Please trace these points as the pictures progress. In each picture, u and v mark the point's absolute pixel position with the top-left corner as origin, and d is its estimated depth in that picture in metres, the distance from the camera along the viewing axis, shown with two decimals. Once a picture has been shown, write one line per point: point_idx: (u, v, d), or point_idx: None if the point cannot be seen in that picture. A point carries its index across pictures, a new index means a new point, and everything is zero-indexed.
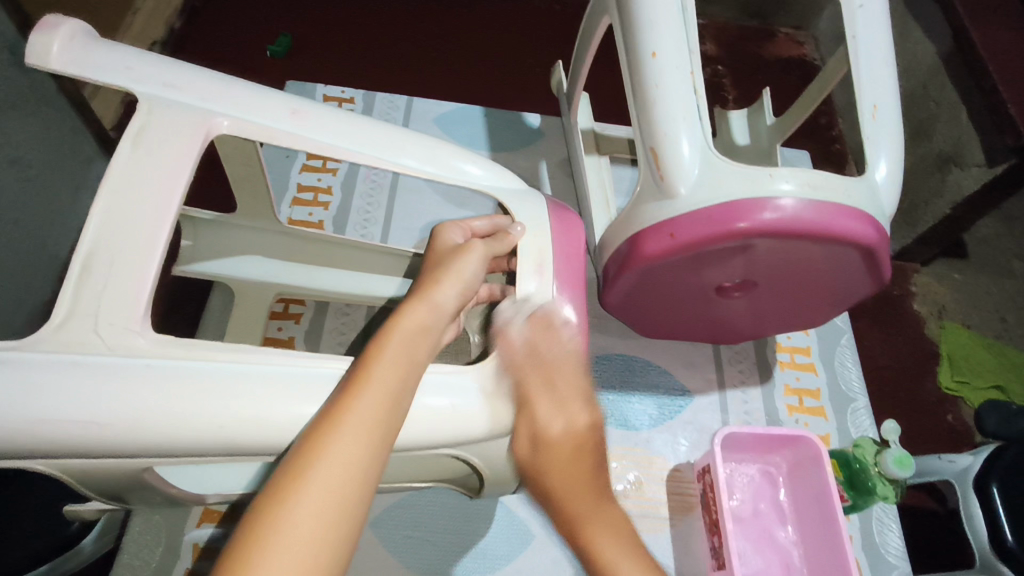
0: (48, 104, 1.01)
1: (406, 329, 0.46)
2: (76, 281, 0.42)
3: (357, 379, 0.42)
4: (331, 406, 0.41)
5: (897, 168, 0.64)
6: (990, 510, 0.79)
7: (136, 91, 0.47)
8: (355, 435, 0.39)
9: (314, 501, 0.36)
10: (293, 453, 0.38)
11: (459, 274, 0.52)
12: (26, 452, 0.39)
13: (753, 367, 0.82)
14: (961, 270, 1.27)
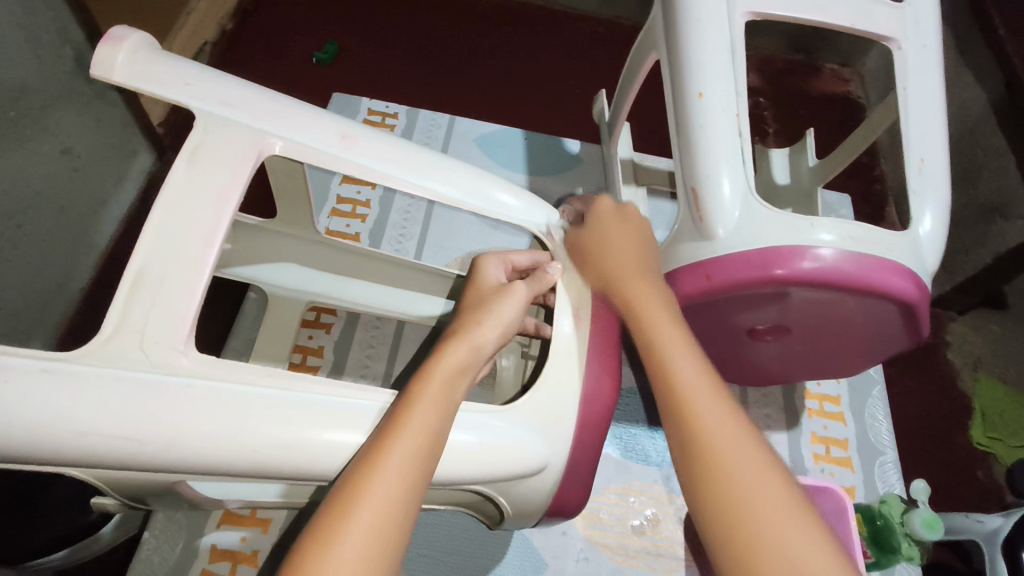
0: (102, 100, 1.05)
1: (446, 367, 0.47)
2: (127, 296, 0.43)
3: (397, 416, 0.43)
4: (372, 445, 0.42)
5: (943, 223, 0.63)
6: None
7: (193, 106, 0.48)
8: (397, 475, 0.40)
9: (359, 540, 0.38)
10: (338, 491, 0.40)
11: (501, 313, 0.52)
12: (65, 452, 0.41)
13: (780, 413, 0.81)
14: (1002, 323, 1.23)
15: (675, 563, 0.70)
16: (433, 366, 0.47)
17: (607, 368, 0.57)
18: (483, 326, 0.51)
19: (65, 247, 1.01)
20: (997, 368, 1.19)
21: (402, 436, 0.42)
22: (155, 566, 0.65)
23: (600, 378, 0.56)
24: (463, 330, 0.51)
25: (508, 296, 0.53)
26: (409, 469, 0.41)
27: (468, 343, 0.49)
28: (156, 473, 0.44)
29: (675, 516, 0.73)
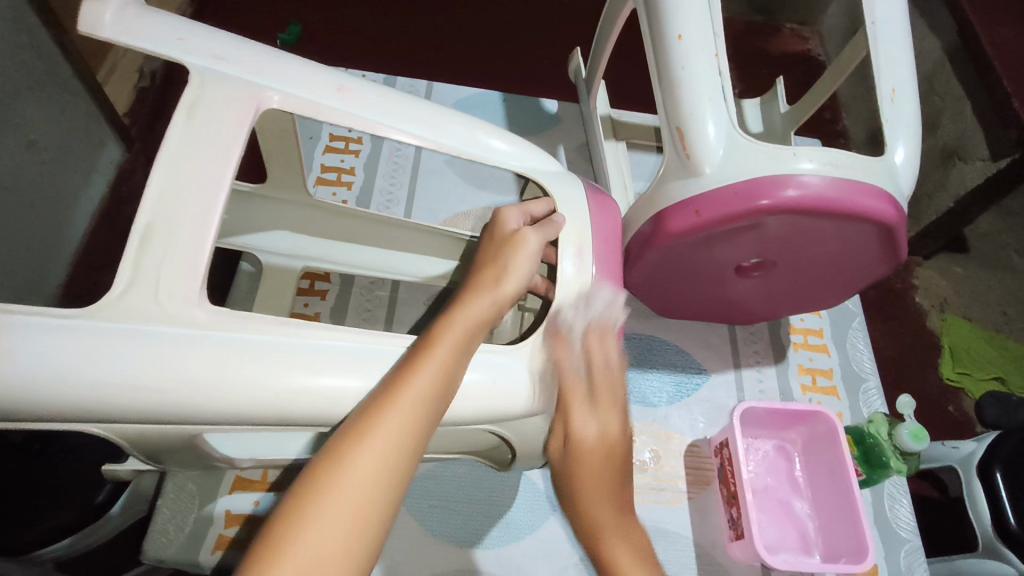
0: (67, 88, 1.03)
1: (466, 318, 0.48)
2: (136, 252, 0.42)
3: (420, 350, 0.45)
4: (395, 374, 0.43)
5: (915, 151, 0.66)
6: (993, 492, 0.84)
7: (187, 63, 0.48)
8: (417, 405, 0.42)
9: (370, 465, 0.38)
10: (358, 417, 0.41)
11: (516, 267, 0.53)
12: (83, 413, 0.40)
13: (768, 348, 0.84)
14: (965, 264, 1.29)
15: (679, 496, 0.73)
16: (457, 314, 0.48)
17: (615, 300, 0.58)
18: (505, 280, 0.52)
19: (40, 239, 0.99)
20: (962, 307, 1.25)
21: (420, 372, 0.43)
22: (171, 535, 0.65)
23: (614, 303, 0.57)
24: (483, 280, 0.52)
25: (527, 248, 0.54)
26: (426, 403, 0.42)
27: (492, 296, 0.50)
28: (176, 428, 0.44)
29: (676, 452, 0.75)
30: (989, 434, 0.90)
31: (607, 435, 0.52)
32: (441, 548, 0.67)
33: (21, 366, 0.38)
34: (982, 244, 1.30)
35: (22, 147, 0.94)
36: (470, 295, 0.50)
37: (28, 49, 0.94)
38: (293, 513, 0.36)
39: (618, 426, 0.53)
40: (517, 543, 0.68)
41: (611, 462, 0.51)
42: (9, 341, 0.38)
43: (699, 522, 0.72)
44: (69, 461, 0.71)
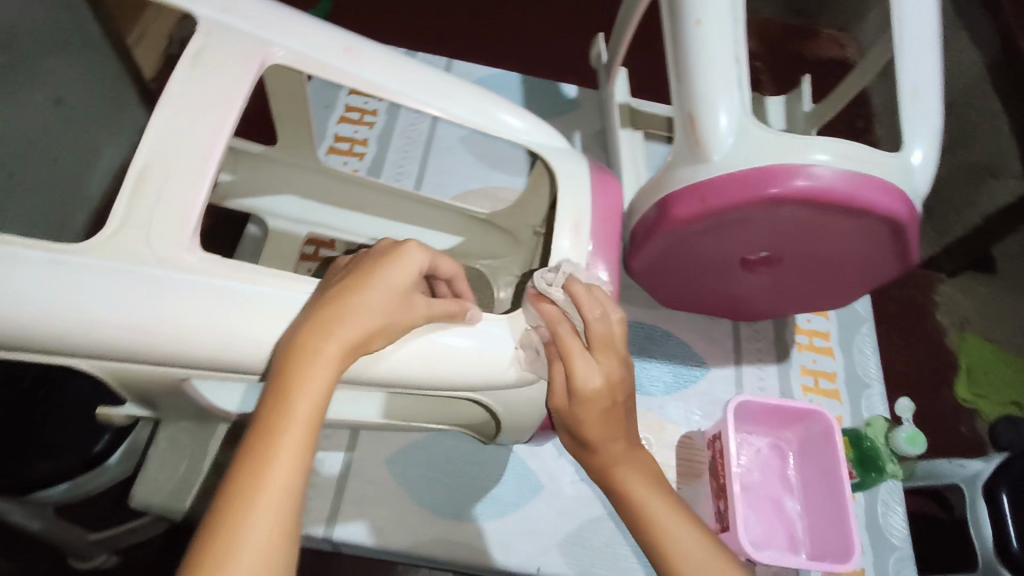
0: None
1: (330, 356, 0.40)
2: (131, 192, 0.43)
3: (282, 386, 0.39)
4: (253, 437, 0.38)
5: (934, 151, 0.64)
6: (998, 514, 0.83)
7: (197, 13, 0.48)
8: (290, 461, 0.37)
9: (269, 508, 0.35)
10: (241, 461, 0.37)
11: (385, 291, 0.43)
12: (73, 347, 0.41)
13: (771, 346, 0.83)
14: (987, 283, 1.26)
15: (667, 486, 0.73)
16: (319, 344, 0.40)
17: (611, 273, 0.56)
18: (378, 304, 0.42)
19: None
20: (982, 328, 1.22)
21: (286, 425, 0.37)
22: (161, 483, 0.66)
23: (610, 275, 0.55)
24: (345, 302, 0.42)
25: (408, 264, 0.44)
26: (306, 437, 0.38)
27: (363, 322, 0.41)
28: (164, 367, 0.45)
29: (669, 442, 0.75)
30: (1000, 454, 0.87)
31: (612, 386, 0.48)
32: (424, 518, 0.67)
33: (12, 293, 0.39)
34: None
35: None
36: (329, 323, 0.41)
37: None
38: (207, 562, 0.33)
39: (619, 372, 0.49)
40: (502, 519, 0.68)
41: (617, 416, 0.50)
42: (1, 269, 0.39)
43: None
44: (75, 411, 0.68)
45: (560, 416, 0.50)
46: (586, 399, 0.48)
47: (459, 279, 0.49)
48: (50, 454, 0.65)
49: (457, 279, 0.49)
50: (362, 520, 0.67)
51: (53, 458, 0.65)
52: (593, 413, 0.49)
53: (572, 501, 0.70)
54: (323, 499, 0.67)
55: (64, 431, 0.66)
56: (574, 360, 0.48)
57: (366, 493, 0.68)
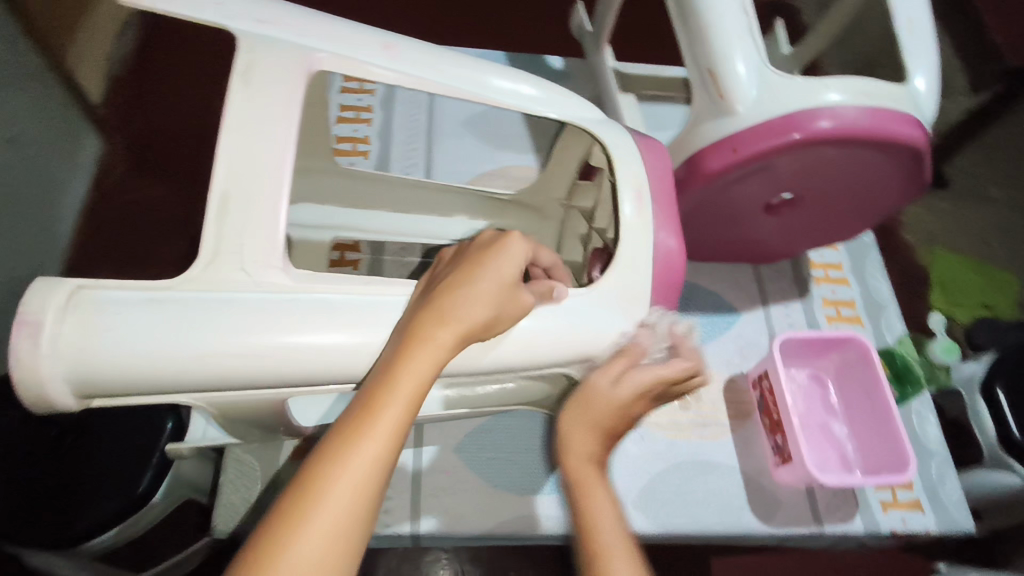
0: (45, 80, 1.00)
1: (433, 343, 0.42)
2: (216, 219, 0.43)
3: (389, 369, 0.40)
4: (350, 415, 0.39)
5: (936, 76, 0.67)
6: (998, 410, 0.88)
7: (233, 28, 0.48)
8: (381, 444, 0.38)
9: (362, 467, 0.37)
10: (342, 424, 0.39)
11: (493, 278, 0.45)
12: (181, 383, 0.41)
13: (792, 284, 0.87)
14: (945, 198, 1.35)
15: (722, 430, 0.75)
16: (436, 325, 0.42)
17: (674, 235, 0.56)
18: (494, 286, 0.45)
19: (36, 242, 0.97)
20: (947, 240, 1.31)
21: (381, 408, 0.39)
22: (236, 506, 0.67)
23: (674, 237, 0.56)
24: (460, 285, 0.45)
25: (515, 255, 0.47)
26: (408, 412, 0.40)
27: (480, 304, 0.44)
28: (265, 392, 0.45)
29: (715, 389, 0.78)
30: (988, 354, 0.95)
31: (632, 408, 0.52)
32: (502, 499, 0.69)
33: (116, 339, 0.39)
34: (960, 177, 1.38)
35: None
36: (446, 304, 0.43)
37: None
38: (296, 505, 0.35)
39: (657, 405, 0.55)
40: (577, 486, 0.70)
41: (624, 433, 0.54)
42: (103, 314, 0.39)
43: (744, 452, 0.74)
44: (109, 450, 0.69)
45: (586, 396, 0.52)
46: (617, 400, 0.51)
47: (557, 270, 0.55)
48: (95, 500, 0.66)
49: (555, 267, 0.54)
50: (443, 509, 0.68)
51: (102, 503, 0.66)
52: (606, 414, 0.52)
53: (638, 459, 0.73)
54: (401, 497, 0.68)
55: (105, 477, 0.68)
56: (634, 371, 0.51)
57: (442, 484, 0.69)
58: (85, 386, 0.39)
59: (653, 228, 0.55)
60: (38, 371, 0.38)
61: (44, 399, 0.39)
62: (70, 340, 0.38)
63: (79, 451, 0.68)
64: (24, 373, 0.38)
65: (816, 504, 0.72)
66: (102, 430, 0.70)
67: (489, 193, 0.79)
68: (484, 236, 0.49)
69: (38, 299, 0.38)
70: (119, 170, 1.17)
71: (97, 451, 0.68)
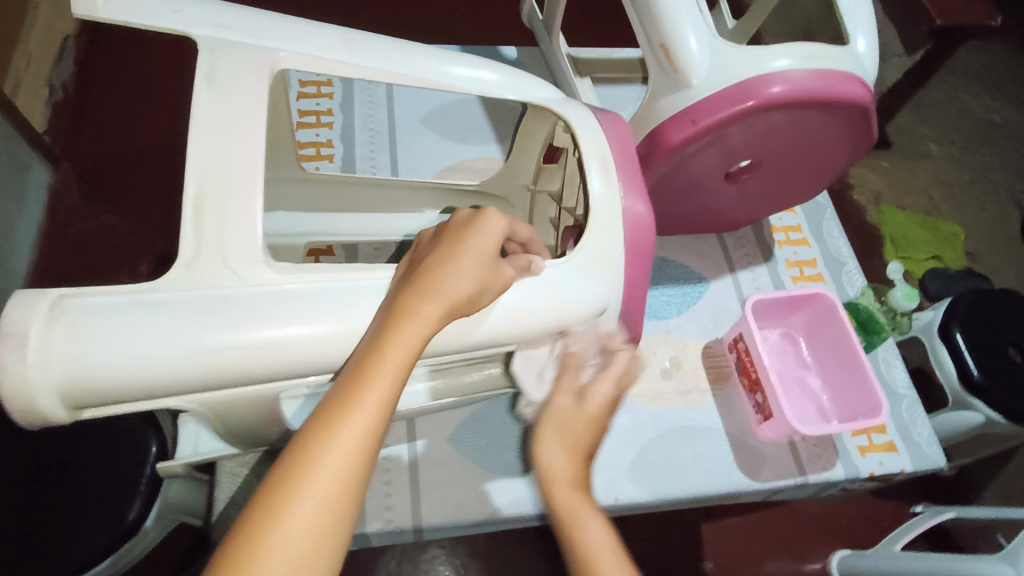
0: None
1: (417, 318, 0.42)
2: (193, 221, 0.43)
3: (376, 342, 0.40)
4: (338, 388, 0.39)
5: (875, 38, 0.70)
6: (955, 349, 0.93)
7: (192, 34, 0.48)
8: (372, 416, 0.38)
9: (351, 441, 0.36)
10: (330, 397, 0.39)
11: (471, 254, 0.46)
12: (173, 394, 0.41)
13: (756, 249, 0.90)
14: (890, 158, 1.42)
15: (704, 394, 0.78)
16: (423, 297, 0.43)
17: (645, 211, 0.58)
18: (475, 259, 0.46)
19: None
20: (894, 198, 1.37)
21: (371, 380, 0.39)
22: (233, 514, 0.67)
23: (646, 211, 0.58)
24: (442, 260, 0.45)
25: (489, 232, 0.48)
26: (397, 380, 0.40)
27: (464, 278, 0.45)
28: (257, 389, 0.45)
29: (693, 355, 0.81)
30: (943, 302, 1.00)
31: (598, 413, 0.55)
32: (498, 482, 0.70)
33: (108, 345, 0.38)
34: (902, 136, 1.45)
35: None
36: (430, 279, 0.44)
37: None
38: (282, 483, 0.35)
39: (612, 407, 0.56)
40: None
41: (596, 446, 0.55)
42: (86, 321, 0.39)
43: (726, 413, 0.77)
44: (94, 479, 0.68)
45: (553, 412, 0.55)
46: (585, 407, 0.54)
47: (533, 246, 0.55)
48: (85, 532, 0.65)
49: (532, 242, 0.55)
50: (441, 499, 0.69)
51: (93, 535, 0.65)
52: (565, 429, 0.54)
53: (626, 431, 0.75)
54: (399, 493, 0.69)
55: (89, 506, 0.67)
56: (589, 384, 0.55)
57: (438, 476, 0.70)
58: (78, 396, 0.39)
59: (623, 200, 0.57)
60: (27, 387, 0.37)
61: (35, 412, 0.38)
62: (60, 350, 0.38)
63: (63, 483, 0.67)
64: (11, 387, 0.37)
65: (799, 455, 0.75)
66: (84, 462, 0.68)
67: (456, 184, 0.80)
68: (459, 215, 0.50)
69: (22, 310, 0.38)
70: (70, 198, 1.13)
71: (81, 483, 0.67)
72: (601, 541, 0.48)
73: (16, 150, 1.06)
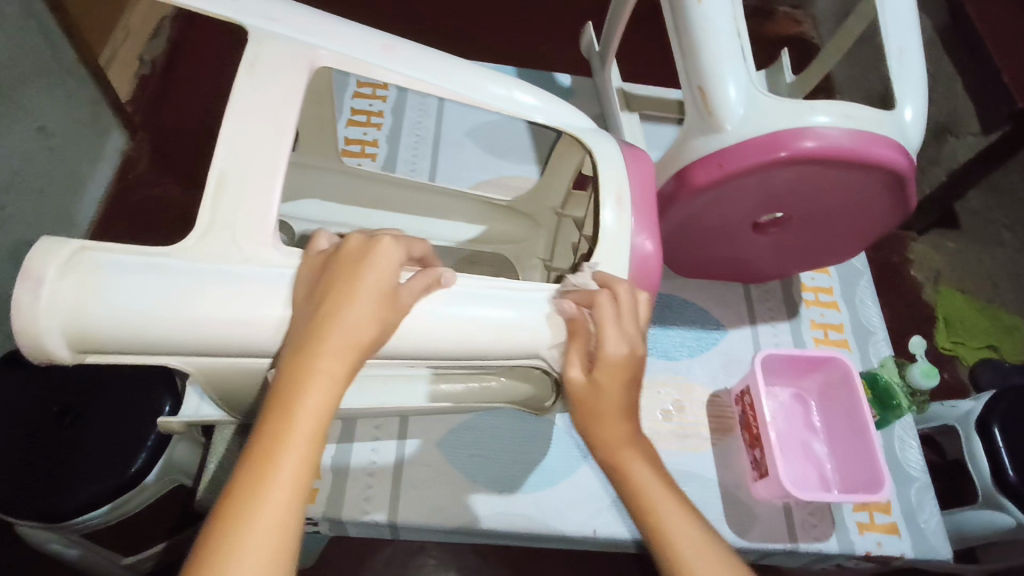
0: (70, 75, 1.06)
1: (321, 371, 0.41)
2: (213, 196, 0.46)
3: (284, 403, 0.40)
4: (250, 456, 0.39)
5: (923, 108, 0.69)
6: (991, 447, 0.88)
7: (245, 23, 0.51)
8: (291, 477, 0.38)
9: (275, 513, 0.37)
10: (246, 467, 0.39)
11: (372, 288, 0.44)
12: (164, 347, 0.43)
13: (781, 304, 0.88)
14: (954, 239, 1.36)
15: (703, 442, 0.76)
16: (320, 349, 0.42)
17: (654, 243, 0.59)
18: (375, 306, 0.44)
19: (47, 225, 1.04)
20: (954, 279, 1.32)
21: (285, 444, 0.39)
22: (222, 486, 0.68)
23: (654, 244, 0.58)
24: (339, 311, 0.43)
25: (390, 260, 0.46)
26: (314, 445, 0.40)
27: (363, 324, 0.43)
28: (250, 361, 0.47)
29: (698, 401, 0.79)
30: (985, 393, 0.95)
31: (632, 356, 0.52)
32: (481, 495, 0.70)
33: (111, 301, 0.41)
34: (970, 218, 1.39)
35: (31, 133, 0.99)
36: (324, 322, 0.42)
37: (41, 46, 0.98)
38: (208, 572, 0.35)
39: (639, 350, 0.53)
40: (554, 487, 0.72)
41: (632, 394, 0.53)
42: (104, 276, 0.42)
43: (722, 465, 0.75)
44: (107, 427, 0.72)
45: (574, 388, 0.52)
46: (607, 363, 0.51)
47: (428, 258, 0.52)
48: (86, 478, 0.68)
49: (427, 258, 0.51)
50: (422, 501, 0.70)
51: (94, 481, 0.68)
52: (606, 385, 0.52)
53: None
54: (382, 489, 0.70)
55: (98, 452, 0.70)
56: (602, 330, 0.51)
57: (424, 478, 0.71)
58: (82, 341, 0.42)
59: (632, 236, 0.57)
60: (36, 323, 0.40)
61: (42, 350, 0.41)
62: (68, 295, 0.41)
63: (82, 425, 0.71)
64: (24, 322, 0.40)
65: (792, 521, 0.72)
66: (98, 410, 0.72)
67: (487, 197, 0.82)
68: (350, 241, 0.46)
69: (41, 257, 0.41)
70: (141, 165, 1.21)
71: (94, 429, 0.71)
72: (653, 480, 0.51)
73: (99, 116, 1.15)
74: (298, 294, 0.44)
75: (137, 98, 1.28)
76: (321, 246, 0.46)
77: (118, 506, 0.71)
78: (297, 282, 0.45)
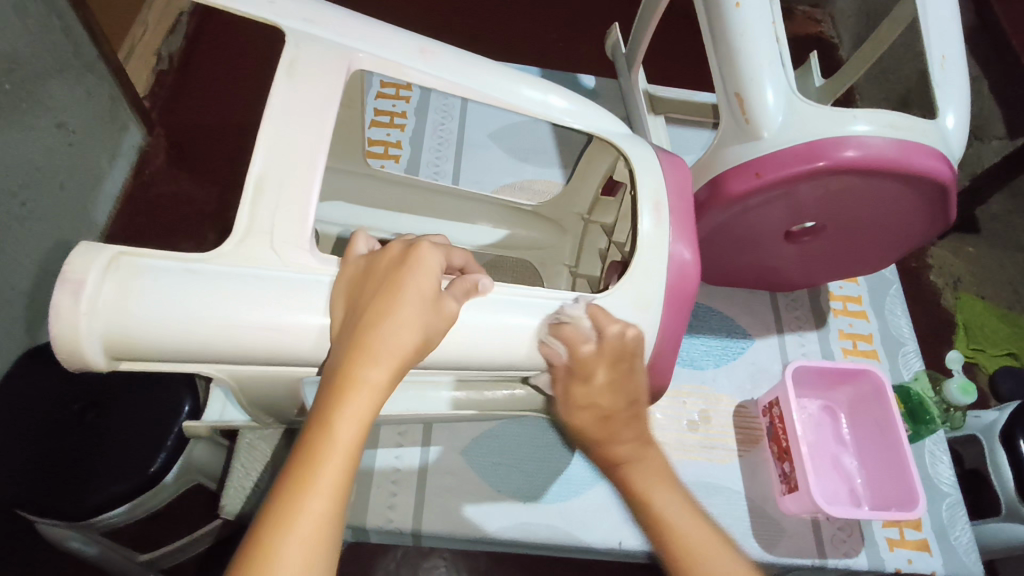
0: (90, 71, 1.05)
1: (363, 378, 0.40)
2: (251, 201, 0.45)
3: (325, 410, 0.39)
4: (289, 464, 0.38)
5: (964, 116, 0.67)
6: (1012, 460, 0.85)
7: (283, 26, 0.50)
8: (330, 487, 0.37)
9: (310, 523, 0.36)
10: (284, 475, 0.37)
11: (417, 293, 0.43)
12: (201, 353, 0.43)
13: (809, 314, 0.86)
14: (975, 244, 1.33)
15: (730, 454, 0.75)
16: (365, 354, 0.41)
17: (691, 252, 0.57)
18: (417, 308, 0.43)
19: (67, 222, 1.03)
20: (975, 286, 1.29)
21: (324, 453, 0.38)
22: (245, 491, 0.68)
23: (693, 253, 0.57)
24: (382, 314, 0.42)
25: (432, 265, 0.45)
26: (354, 449, 0.39)
27: (407, 328, 0.42)
28: (284, 368, 0.46)
29: (725, 412, 0.78)
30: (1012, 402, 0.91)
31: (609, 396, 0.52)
32: (505, 503, 0.70)
33: (151, 306, 0.41)
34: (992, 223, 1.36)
35: (51, 129, 0.98)
36: (369, 328, 0.41)
37: (61, 40, 0.97)
38: None
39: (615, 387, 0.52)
40: (579, 497, 0.71)
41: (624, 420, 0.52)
42: (140, 282, 0.41)
43: (750, 478, 0.74)
44: (128, 427, 0.71)
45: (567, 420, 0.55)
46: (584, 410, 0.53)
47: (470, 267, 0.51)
48: (107, 480, 0.68)
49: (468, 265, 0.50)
50: (445, 508, 0.69)
51: (115, 481, 0.68)
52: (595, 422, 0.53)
53: None
54: (406, 495, 0.69)
55: (118, 453, 0.69)
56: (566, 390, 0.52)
57: (447, 484, 0.70)
58: (119, 346, 0.41)
59: (669, 243, 0.56)
60: (76, 326, 0.39)
61: (78, 357, 0.40)
62: (108, 298, 0.40)
63: (103, 426, 0.70)
64: (61, 327, 0.39)
65: (821, 536, 0.71)
66: (119, 410, 0.72)
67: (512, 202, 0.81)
68: (391, 247, 0.45)
69: (81, 260, 0.40)
70: (157, 161, 1.21)
71: (114, 430, 0.70)
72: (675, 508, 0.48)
73: (117, 111, 1.14)
74: (340, 299, 0.44)
75: (153, 93, 1.27)
76: (360, 251, 0.46)
77: (138, 506, 0.70)
78: (337, 284, 0.44)
